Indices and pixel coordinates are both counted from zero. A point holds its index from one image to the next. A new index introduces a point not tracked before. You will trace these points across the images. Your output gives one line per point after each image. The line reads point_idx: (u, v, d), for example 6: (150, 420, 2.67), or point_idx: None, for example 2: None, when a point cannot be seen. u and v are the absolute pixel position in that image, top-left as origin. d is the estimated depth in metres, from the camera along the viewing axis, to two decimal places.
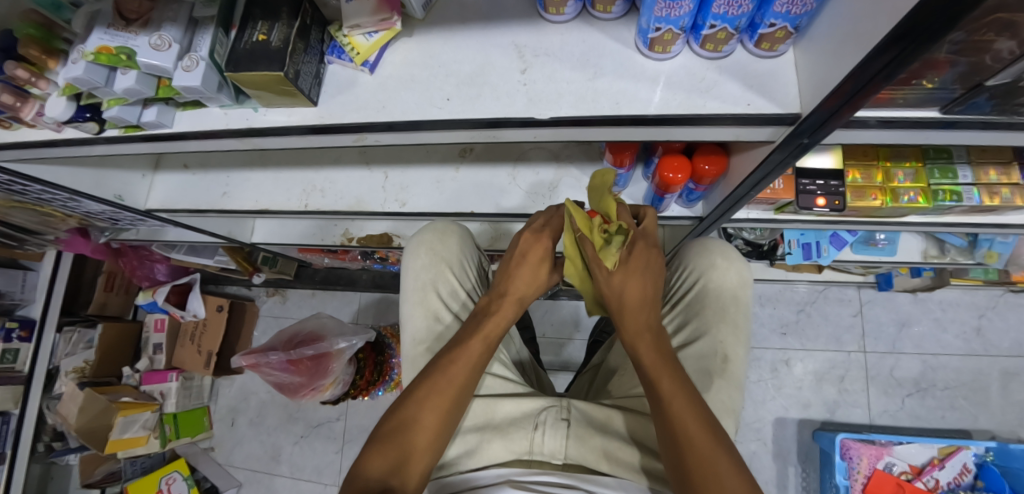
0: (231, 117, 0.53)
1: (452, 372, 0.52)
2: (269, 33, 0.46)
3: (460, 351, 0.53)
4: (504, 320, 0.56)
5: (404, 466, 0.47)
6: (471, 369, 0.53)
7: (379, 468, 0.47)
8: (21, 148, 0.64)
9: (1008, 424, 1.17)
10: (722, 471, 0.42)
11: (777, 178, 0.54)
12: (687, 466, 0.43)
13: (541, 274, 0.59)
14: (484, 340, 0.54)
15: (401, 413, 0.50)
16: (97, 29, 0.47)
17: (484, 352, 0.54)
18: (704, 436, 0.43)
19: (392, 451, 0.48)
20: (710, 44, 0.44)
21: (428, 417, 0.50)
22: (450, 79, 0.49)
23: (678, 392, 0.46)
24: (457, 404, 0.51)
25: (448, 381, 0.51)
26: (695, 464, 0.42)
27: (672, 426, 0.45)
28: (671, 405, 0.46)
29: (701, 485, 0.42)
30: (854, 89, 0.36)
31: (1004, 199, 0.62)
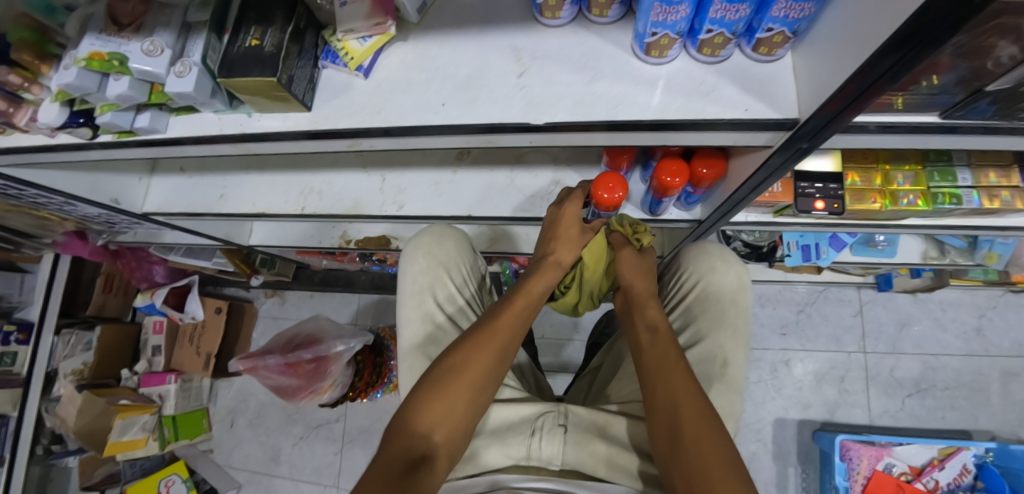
0: (225, 122, 0.53)
1: (493, 332, 0.54)
2: (261, 38, 0.46)
3: (502, 314, 0.56)
4: (547, 284, 0.61)
5: (445, 420, 0.48)
6: (511, 331, 0.55)
7: (422, 424, 0.48)
8: (15, 153, 0.63)
9: (1008, 424, 1.16)
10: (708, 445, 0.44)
11: (776, 181, 0.54)
12: (678, 440, 0.46)
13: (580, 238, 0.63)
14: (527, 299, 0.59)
15: (441, 369, 0.51)
16: (89, 35, 0.47)
17: (527, 310, 0.58)
18: (697, 414, 0.46)
19: (444, 389, 0.49)
20: (708, 48, 0.44)
21: (478, 360, 0.51)
22: (445, 83, 0.48)
23: (677, 372, 0.50)
24: (499, 363, 0.53)
25: (490, 340, 0.53)
26: (687, 440, 0.45)
27: (669, 403, 0.48)
28: (668, 382, 0.50)
29: (692, 445, 0.45)
30: (854, 94, 0.36)
31: (1004, 202, 0.62)
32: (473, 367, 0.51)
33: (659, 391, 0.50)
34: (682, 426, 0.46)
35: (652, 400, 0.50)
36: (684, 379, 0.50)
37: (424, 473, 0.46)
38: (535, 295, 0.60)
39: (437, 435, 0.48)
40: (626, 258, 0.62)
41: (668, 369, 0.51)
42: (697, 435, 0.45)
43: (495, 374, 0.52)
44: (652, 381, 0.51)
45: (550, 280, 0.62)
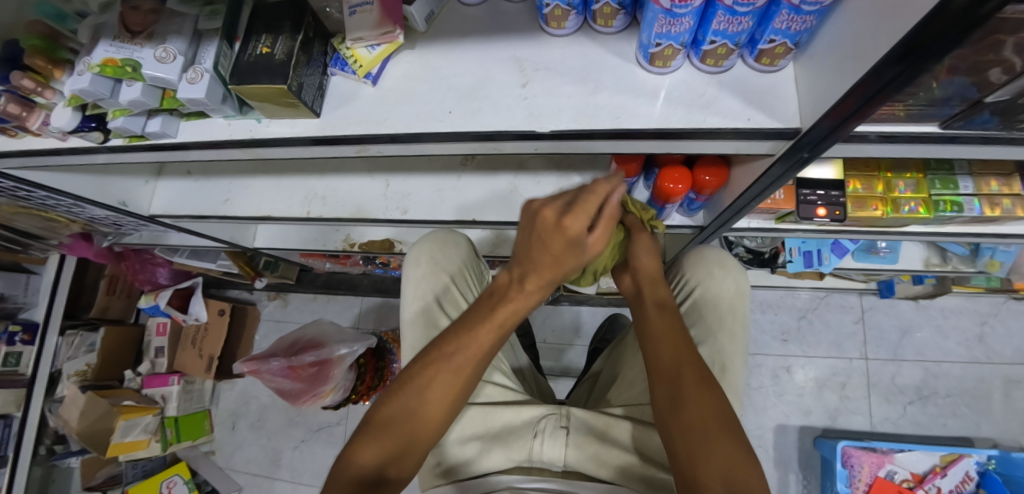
0: (235, 127, 0.53)
1: (457, 361, 0.47)
2: (272, 46, 0.47)
3: (469, 339, 0.48)
4: (522, 308, 0.49)
5: (402, 457, 0.46)
6: (478, 361, 0.48)
7: (374, 458, 0.45)
8: (27, 156, 0.64)
9: (1011, 432, 1.16)
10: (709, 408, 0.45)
11: (777, 189, 0.54)
12: (678, 403, 0.46)
13: (578, 251, 0.46)
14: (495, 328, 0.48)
15: (400, 400, 0.47)
16: (103, 42, 0.47)
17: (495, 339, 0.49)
18: (700, 383, 0.47)
19: (391, 436, 0.45)
20: (711, 59, 0.45)
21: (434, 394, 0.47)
22: (451, 92, 0.49)
23: (678, 339, 0.52)
24: (463, 393, 0.48)
25: (453, 373, 0.47)
26: (688, 404, 0.46)
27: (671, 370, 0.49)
28: (669, 352, 0.51)
29: (685, 408, 0.46)
30: (855, 107, 0.36)
31: (1006, 209, 0.62)
32: (434, 397, 0.47)
33: (661, 356, 0.51)
34: (683, 392, 0.47)
35: (655, 368, 0.50)
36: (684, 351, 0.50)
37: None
38: (506, 322, 0.49)
39: (391, 470, 0.45)
40: (643, 240, 0.60)
41: (670, 340, 0.52)
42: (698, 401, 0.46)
43: (457, 406, 0.48)
44: (653, 351, 0.52)
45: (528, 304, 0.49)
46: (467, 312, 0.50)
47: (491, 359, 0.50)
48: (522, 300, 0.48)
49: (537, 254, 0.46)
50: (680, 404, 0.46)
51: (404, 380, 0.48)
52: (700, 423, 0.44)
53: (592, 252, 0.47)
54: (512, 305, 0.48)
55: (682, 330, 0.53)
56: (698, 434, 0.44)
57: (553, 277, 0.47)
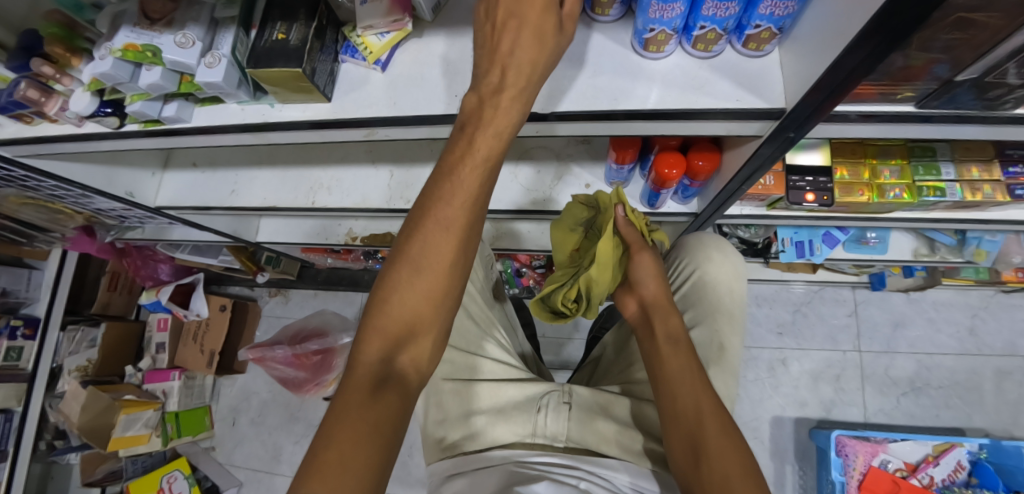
0: (248, 112, 0.55)
1: (440, 215, 0.40)
2: (287, 33, 0.49)
3: (445, 201, 0.40)
4: (502, 130, 0.40)
5: (409, 342, 0.40)
6: (470, 207, 0.41)
7: (378, 349, 0.39)
8: (41, 143, 0.66)
9: (1002, 423, 1.19)
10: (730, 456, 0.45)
11: (766, 172, 0.57)
12: (700, 451, 0.46)
13: (552, 36, 0.39)
14: (478, 166, 0.40)
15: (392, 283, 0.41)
16: (124, 28, 0.50)
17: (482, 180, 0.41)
18: (719, 429, 0.47)
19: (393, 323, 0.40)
20: (701, 44, 0.47)
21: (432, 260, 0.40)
22: (457, 77, 0.51)
23: (692, 379, 0.51)
24: (463, 257, 0.42)
25: (439, 237, 0.40)
26: (712, 455, 0.45)
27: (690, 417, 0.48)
28: (687, 397, 0.50)
29: (707, 459, 0.45)
30: (834, 83, 0.39)
31: (986, 195, 0.65)
32: (429, 265, 0.40)
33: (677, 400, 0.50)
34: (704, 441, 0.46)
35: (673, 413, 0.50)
36: (702, 396, 0.50)
37: (392, 400, 0.37)
38: (483, 153, 0.40)
39: (402, 358, 0.40)
40: (643, 260, 0.62)
41: (688, 385, 0.51)
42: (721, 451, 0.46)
43: (457, 275, 0.42)
44: (670, 395, 0.51)
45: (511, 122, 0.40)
46: (435, 168, 0.42)
47: (480, 221, 0.42)
48: (501, 119, 0.40)
49: (506, 44, 0.38)
50: (702, 454, 0.46)
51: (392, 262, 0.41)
52: (724, 475, 0.44)
53: (568, 34, 0.40)
54: (494, 129, 0.40)
55: (696, 370, 0.53)
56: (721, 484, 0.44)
57: (537, 72, 0.39)
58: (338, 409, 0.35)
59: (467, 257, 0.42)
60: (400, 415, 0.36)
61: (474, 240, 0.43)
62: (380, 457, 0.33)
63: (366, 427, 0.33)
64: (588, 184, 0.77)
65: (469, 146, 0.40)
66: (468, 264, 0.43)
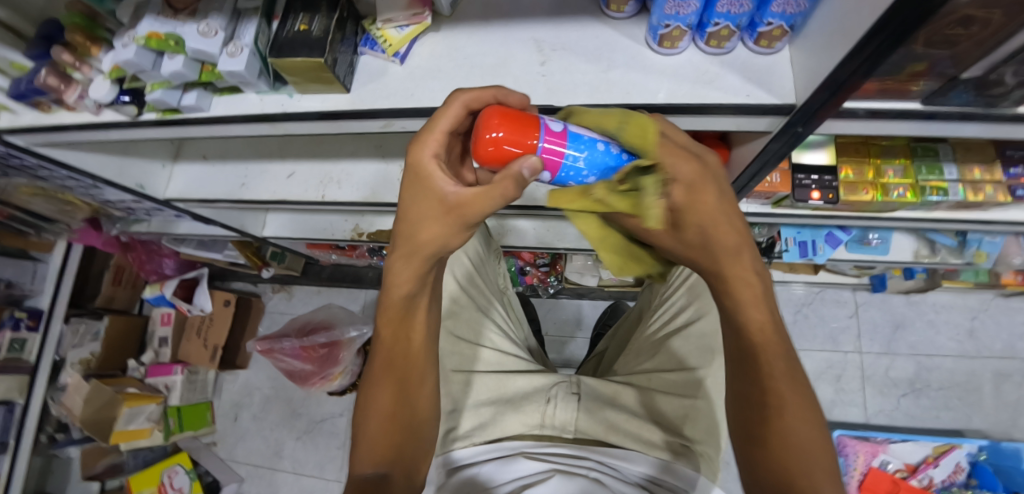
0: (267, 102, 0.56)
1: (391, 367, 0.46)
2: (310, 24, 0.50)
3: (385, 344, 0.46)
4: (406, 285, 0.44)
5: (401, 459, 0.45)
6: (400, 349, 0.46)
7: (372, 463, 0.44)
8: (58, 131, 0.67)
9: (1000, 424, 1.20)
10: (804, 430, 0.37)
11: (772, 169, 0.58)
12: (765, 432, 0.38)
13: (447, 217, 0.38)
14: (391, 321, 0.46)
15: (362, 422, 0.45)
16: (148, 17, 0.51)
17: (397, 328, 0.46)
18: (796, 402, 0.38)
19: (374, 445, 0.44)
20: (715, 40, 0.48)
21: (382, 403, 0.45)
22: (475, 70, 0.52)
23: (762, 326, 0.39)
24: (414, 387, 0.46)
25: (392, 381, 0.45)
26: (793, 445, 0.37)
27: (757, 382, 0.39)
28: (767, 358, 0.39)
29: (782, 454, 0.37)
30: (838, 83, 0.40)
31: (988, 195, 0.66)
32: (386, 396, 0.45)
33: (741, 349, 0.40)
34: (774, 418, 0.38)
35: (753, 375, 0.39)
36: (776, 360, 0.39)
37: None
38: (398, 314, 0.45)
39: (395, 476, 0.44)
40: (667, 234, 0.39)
41: (761, 341, 0.39)
42: (794, 432, 0.37)
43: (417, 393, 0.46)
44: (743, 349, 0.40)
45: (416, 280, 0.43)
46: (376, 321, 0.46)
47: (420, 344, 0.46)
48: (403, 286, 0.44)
49: (420, 223, 0.39)
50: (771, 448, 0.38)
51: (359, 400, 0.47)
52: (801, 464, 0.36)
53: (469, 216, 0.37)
54: (403, 276, 0.43)
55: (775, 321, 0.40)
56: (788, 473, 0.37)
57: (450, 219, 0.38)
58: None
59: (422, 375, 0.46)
60: None
61: (419, 365, 0.46)
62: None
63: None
64: None
65: (397, 309, 0.45)
66: (422, 380, 0.46)
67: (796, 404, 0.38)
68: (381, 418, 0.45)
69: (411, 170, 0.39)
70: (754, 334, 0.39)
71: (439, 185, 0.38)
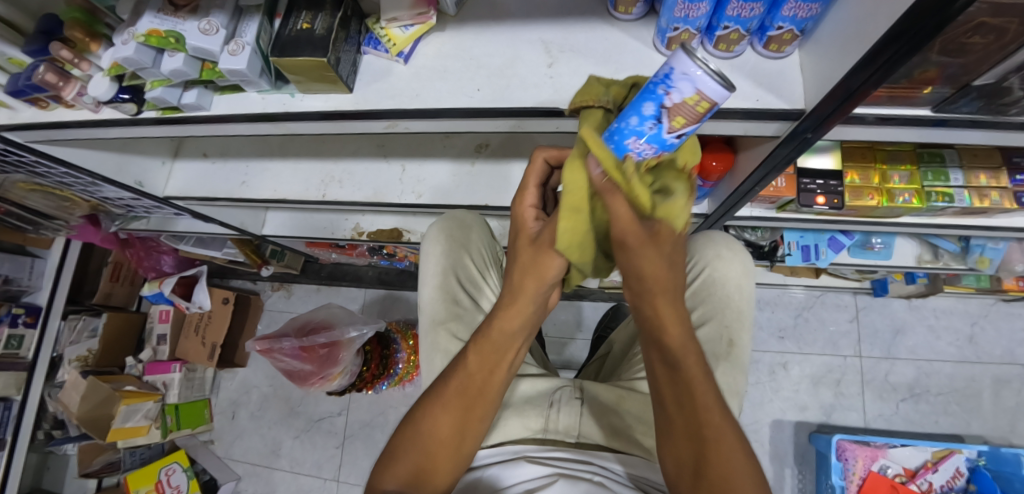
0: (269, 101, 0.56)
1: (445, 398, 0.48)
2: (312, 22, 0.50)
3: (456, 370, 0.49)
4: (512, 326, 0.48)
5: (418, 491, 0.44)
6: (482, 379, 0.48)
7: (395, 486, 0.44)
8: (56, 128, 0.66)
9: (1000, 430, 1.20)
10: (738, 457, 0.38)
11: (778, 175, 0.58)
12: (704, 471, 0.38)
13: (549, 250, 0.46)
14: (479, 352, 0.48)
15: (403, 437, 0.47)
16: (148, 13, 0.50)
17: (485, 359, 0.48)
18: (733, 443, 0.39)
19: (409, 462, 0.45)
20: (724, 44, 0.48)
21: (442, 427, 0.46)
22: (481, 71, 0.52)
23: (694, 369, 0.41)
24: (473, 422, 0.48)
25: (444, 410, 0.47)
26: (712, 442, 0.39)
27: (691, 418, 0.40)
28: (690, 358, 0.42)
29: (708, 453, 0.38)
30: (850, 90, 0.40)
31: (994, 202, 0.66)
32: (443, 423, 0.47)
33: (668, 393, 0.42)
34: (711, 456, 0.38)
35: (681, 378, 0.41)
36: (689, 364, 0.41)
37: None
38: (490, 350, 0.48)
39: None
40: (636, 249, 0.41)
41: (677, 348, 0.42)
42: (730, 471, 0.37)
43: (465, 433, 0.47)
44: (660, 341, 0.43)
45: (513, 325, 0.48)
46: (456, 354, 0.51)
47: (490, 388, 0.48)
48: (515, 310, 0.48)
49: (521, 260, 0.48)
50: (703, 446, 0.39)
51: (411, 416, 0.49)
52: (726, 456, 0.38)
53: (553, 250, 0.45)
54: (503, 325, 0.48)
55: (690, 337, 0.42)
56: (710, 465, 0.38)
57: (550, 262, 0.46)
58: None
59: (475, 417, 0.48)
60: None
61: (486, 402, 0.48)
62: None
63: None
64: None
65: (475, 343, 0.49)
66: (475, 421, 0.48)
67: (732, 447, 0.38)
68: (429, 440, 0.46)
69: (514, 220, 0.51)
70: (677, 364, 0.42)
71: (527, 229, 0.49)
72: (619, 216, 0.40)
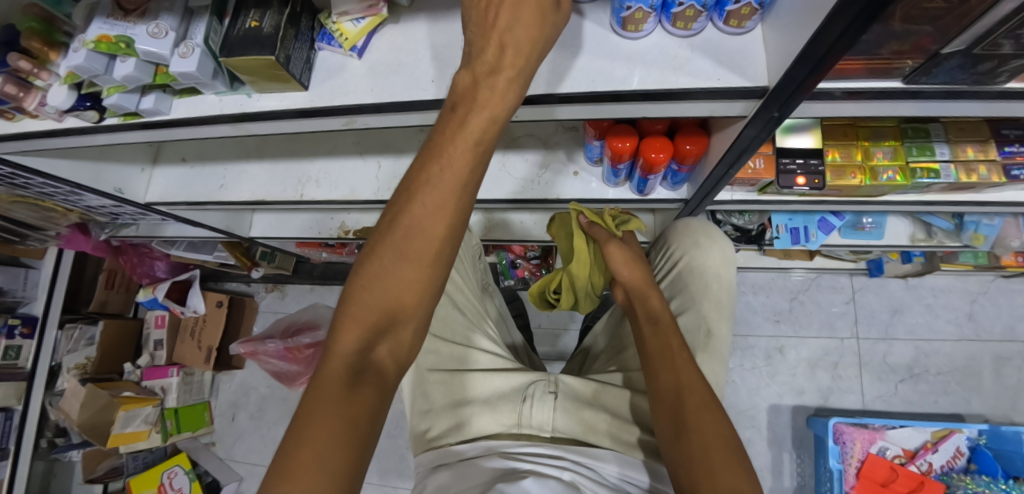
0: (226, 103, 0.55)
1: (432, 198, 0.36)
2: (260, 20, 0.48)
3: (437, 163, 0.37)
4: (496, 108, 0.37)
5: (389, 330, 0.37)
6: (461, 189, 0.37)
7: (355, 340, 0.36)
8: (23, 140, 0.66)
9: (1001, 408, 1.18)
10: (704, 404, 0.46)
11: (752, 156, 0.56)
12: (684, 419, 0.45)
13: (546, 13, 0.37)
14: (470, 143, 0.37)
15: (373, 266, 0.37)
16: (99, 19, 0.49)
17: (473, 160, 0.37)
18: (706, 409, 0.46)
19: (368, 311, 0.37)
20: (681, 22, 0.46)
21: (414, 246, 0.37)
22: (435, 62, 0.50)
23: (681, 364, 0.50)
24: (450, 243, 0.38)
25: (429, 213, 0.36)
26: (690, 393, 0.47)
27: (674, 380, 0.48)
28: (665, 334, 0.53)
29: (687, 398, 0.47)
30: (815, 60, 0.37)
31: (981, 176, 0.63)
32: (415, 238, 0.37)
33: (660, 389, 0.48)
34: (691, 411, 0.45)
35: (658, 351, 0.51)
36: (673, 342, 0.52)
37: (370, 393, 0.35)
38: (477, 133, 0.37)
39: (380, 350, 0.37)
40: (614, 251, 0.62)
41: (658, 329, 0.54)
42: (702, 419, 0.45)
43: (449, 253, 0.38)
44: (647, 332, 0.54)
45: (503, 102, 0.37)
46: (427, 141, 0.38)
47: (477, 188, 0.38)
48: (497, 102, 0.37)
49: (495, 25, 0.36)
50: (682, 395, 0.47)
51: (386, 221, 0.38)
52: (699, 408, 0.46)
53: (565, 12, 0.39)
54: (487, 109, 0.36)
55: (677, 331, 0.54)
56: (680, 409, 0.46)
57: (530, 58, 0.37)
58: (307, 412, 0.32)
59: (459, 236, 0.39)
60: (375, 414, 0.35)
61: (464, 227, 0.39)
62: (348, 469, 0.31)
63: (338, 430, 0.32)
64: (577, 172, 0.76)
65: (461, 120, 0.37)
66: (459, 231, 0.38)
67: (721, 434, 0.44)
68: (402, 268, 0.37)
69: None
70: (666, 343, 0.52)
71: None
72: (616, 257, 0.62)
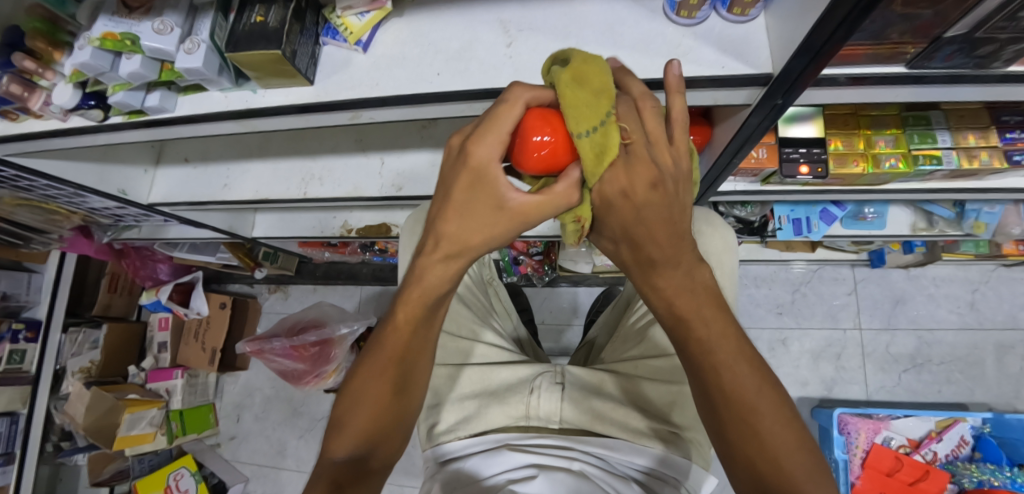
0: (232, 99, 0.55)
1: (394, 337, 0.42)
2: (265, 15, 0.49)
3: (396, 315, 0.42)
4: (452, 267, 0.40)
5: (374, 447, 0.42)
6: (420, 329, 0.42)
7: (346, 451, 0.41)
8: (27, 140, 0.66)
9: (1005, 397, 1.19)
10: (772, 418, 0.32)
11: (755, 145, 0.56)
12: (748, 453, 0.32)
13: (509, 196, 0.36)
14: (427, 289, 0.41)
15: (353, 390, 0.42)
16: (103, 17, 0.50)
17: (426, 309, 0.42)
18: (777, 422, 0.32)
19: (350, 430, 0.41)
20: (685, 10, 0.46)
21: (385, 379, 0.42)
22: (440, 55, 0.50)
23: (723, 356, 0.34)
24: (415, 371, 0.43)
25: (396, 346, 0.42)
26: (751, 409, 0.32)
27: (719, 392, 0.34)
28: (691, 312, 0.35)
29: (745, 418, 0.32)
30: (817, 48, 0.38)
31: (983, 162, 0.64)
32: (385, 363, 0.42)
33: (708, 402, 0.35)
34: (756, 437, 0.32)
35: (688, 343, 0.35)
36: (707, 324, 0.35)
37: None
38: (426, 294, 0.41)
39: (369, 461, 0.42)
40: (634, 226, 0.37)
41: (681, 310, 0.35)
42: (774, 442, 0.32)
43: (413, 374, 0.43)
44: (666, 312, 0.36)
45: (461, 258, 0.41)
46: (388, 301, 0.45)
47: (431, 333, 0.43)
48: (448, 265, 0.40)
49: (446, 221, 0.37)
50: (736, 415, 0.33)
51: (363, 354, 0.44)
52: (768, 425, 0.32)
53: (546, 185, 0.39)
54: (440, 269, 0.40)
55: (699, 294, 0.35)
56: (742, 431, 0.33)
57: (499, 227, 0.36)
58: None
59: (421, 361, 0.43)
60: None
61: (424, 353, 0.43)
62: None
63: None
64: None
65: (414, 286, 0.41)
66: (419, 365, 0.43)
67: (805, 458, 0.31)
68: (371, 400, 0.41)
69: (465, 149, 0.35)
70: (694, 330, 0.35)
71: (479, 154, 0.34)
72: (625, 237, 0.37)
